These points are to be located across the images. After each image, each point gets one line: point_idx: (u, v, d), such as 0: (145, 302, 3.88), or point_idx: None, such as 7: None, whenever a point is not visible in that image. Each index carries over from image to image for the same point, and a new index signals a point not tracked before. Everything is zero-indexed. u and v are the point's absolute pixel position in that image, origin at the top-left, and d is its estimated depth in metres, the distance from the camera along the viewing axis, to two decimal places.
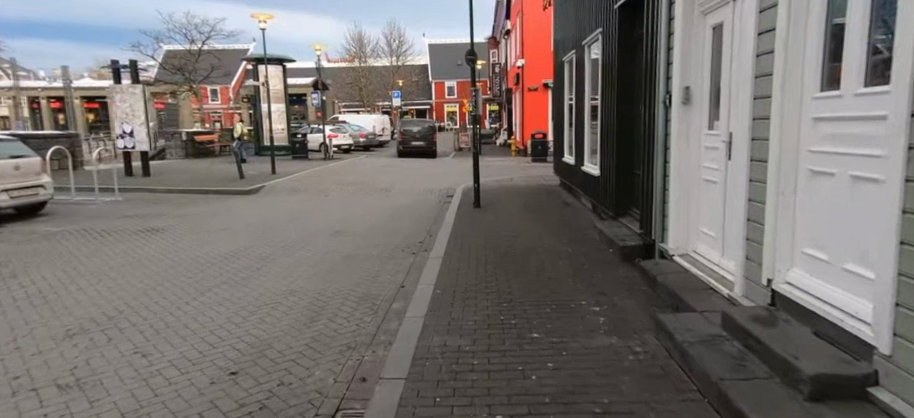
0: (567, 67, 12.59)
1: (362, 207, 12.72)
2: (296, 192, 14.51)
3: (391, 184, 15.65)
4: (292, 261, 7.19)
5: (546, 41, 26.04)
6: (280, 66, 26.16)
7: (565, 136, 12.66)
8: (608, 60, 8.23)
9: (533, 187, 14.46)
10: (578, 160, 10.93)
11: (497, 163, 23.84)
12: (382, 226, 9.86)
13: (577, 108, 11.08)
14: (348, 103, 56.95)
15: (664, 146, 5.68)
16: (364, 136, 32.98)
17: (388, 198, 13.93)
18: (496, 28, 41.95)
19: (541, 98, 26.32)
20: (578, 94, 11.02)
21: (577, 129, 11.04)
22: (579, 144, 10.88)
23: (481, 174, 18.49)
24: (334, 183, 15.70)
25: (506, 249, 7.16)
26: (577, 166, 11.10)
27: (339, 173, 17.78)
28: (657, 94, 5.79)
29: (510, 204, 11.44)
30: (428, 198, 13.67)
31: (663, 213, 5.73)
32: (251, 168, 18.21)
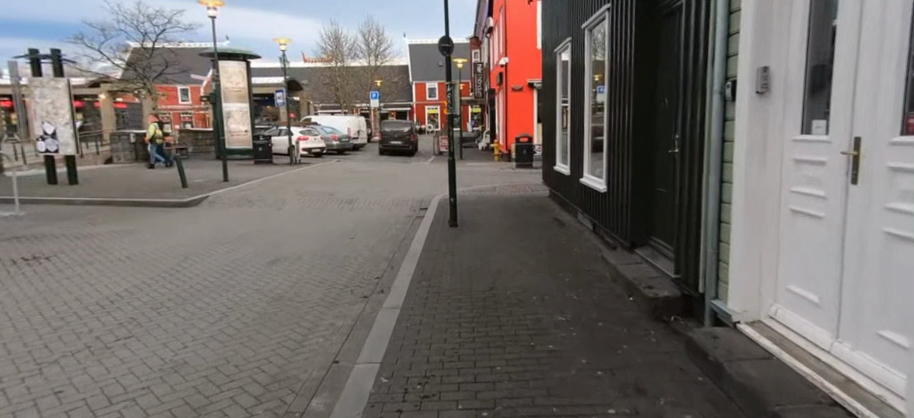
0: (559, 61, 10.85)
1: (320, 222, 10.84)
2: (246, 204, 12.56)
3: (358, 194, 13.74)
4: (197, 308, 5.28)
5: (530, 39, 24.26)
6: (245, 63, 24.50)
7: (558, 142, 10.87)
8: (617, 47, 6.46)
9: (519, 199, 12.65)
10: (575, 171, 9.14)
11: (479, 169, 22.06)
12: (334, 252, 7.97)
13: (573, 109, 9.32)
14: (325, 105, 54.92)
15: (720, 159, 3.87)
16: (337, 139, 31.03)
17: (352, 211, 12.03)
18: (478, 28, 40.25)
19: (527, 99, 24.60)
20: (574, 93, 9.26)
21: (573, 134, 9.28)
22: (576, 153, 9.07)
23: (461, 182, 16.67)
24: (292, 193, 13.75)
25: (486, 295, 5.31)
26: (573, 180, 9.30)
27: (300, 181, 15.84)
28: (708, 82, 3.97)
29: (493, 221, 9.64)
30: (398, 212, 11.82)
31: (717, 256, 3.93)
32: (202, 175, 16.17)
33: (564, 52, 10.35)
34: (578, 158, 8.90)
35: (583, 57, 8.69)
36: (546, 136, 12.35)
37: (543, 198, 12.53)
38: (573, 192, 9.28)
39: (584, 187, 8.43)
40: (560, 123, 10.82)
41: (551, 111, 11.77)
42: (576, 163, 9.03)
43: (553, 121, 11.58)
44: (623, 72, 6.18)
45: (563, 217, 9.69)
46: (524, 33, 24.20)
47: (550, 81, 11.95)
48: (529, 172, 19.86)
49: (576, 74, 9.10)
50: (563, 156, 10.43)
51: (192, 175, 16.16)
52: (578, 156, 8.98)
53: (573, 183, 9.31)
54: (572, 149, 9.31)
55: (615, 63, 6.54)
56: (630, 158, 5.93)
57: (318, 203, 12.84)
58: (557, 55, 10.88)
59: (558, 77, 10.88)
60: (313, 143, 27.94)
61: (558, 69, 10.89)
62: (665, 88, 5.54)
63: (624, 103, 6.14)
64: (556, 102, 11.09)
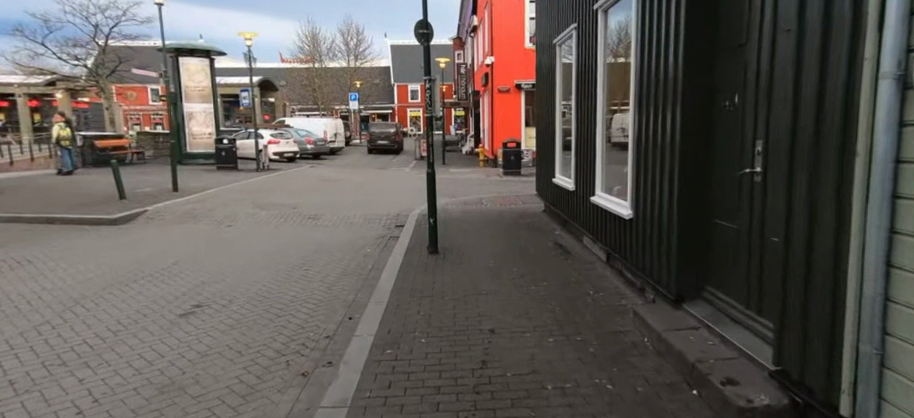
0: (559, 57, 9.25)
1: (274, 245, 9.09)
2: (191, 220, 10.76)
3: (324, 208, 11.99)
4: (45, 405, 3.56)
5: (518, 35, 22.64)
6: (208, 59, 22.56)
7: (558, 151, 9.27)
8: (649, 30, 4.83)
9: (510, 215, 10.99)
10: (582, 186, 7.53)
11: (465, 175, 20.44)
12: (278, 292, 6.24)
13: (579, 112, 7.72)
14: (303, 106, 53.01)
15: (893, 193, 2.21)
16: (313, 143, 29.22)
17: (316, 229, 10.31)
18: (462, 28, 38.72)
19: (514, 100, 23.01)
20: (581, 93, 7.65)
21: (580, 140, 7.67)
22: (583, 162, 7.45)
23: (443, 192, 15.02)
24: (248, 206, 11.96)
25: (476, 380, 3.62)
26: (579, 196, 7.69)
27: (262, 191, 14.07)
28: (865, 59, 2.31)
29: (481, 245, 8.01)
30: (370, 231, 10.13)
31: (882, 359, 2.27)
32: (149, 184, 14.28)
33: (567, 45, 8.76)
34: (588, 169, 7.27)
35: (592, 49, 7.08)
36: (543, 145, 10.76)
37: (539, 213, 10.91)
38: (580, 213, 7.67)
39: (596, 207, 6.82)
40: (562, 129, 9.20)
41: (549, 114, 10.16)
42: (585, 177, 7.40)
43: (551, 125, 9.96)
44: (661, 63, 4.56)
45: (567, 241, 8.06)
46: (511, 30, 22.58)
47: (548, 79, 10.36)
48: (518, 180, 18.22)
49: (583, 72, 7.50)
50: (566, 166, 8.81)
51: (137, 184, 14.25)
52: (585, 166, 7.36)
53: (579, 201, 7.72)
54: (579, 160, 7.71)
55: (646, 50, 4.90)
56: (676, 178, 4.27)
57: (276, 219, 11.08)
58: (557, 50, 9.28)
59: (558, 74, 9.29)
60: (285, 147, 26.03)
61: (558, 66, 9.30)
62: (729, 80, 3.90)
63: (664, 104, 4.50)
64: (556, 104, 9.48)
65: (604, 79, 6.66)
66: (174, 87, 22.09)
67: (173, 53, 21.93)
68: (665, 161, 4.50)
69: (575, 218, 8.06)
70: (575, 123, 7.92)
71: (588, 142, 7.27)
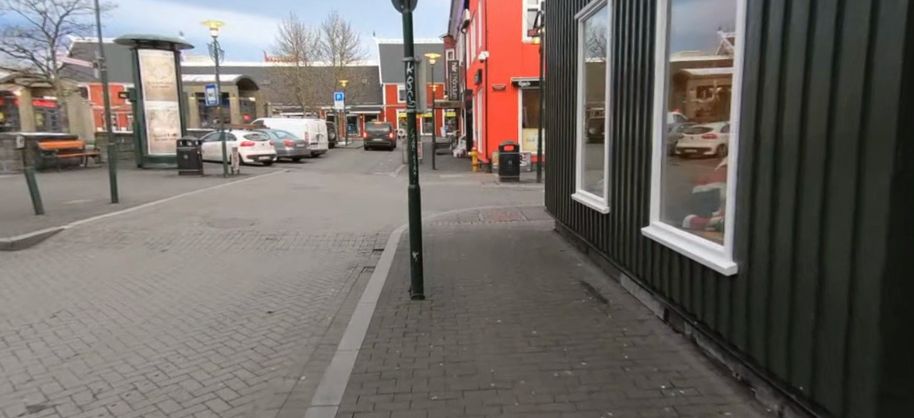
0: (581, 48, 7.37)
1: (209, 280, 7.02)
2: (116, 239, 8.69)
3: (288, 226, 9.93)
4: None
5: (515, 29, 20.61)
6: (172, 52, 20.40)
7: (579, 163, 7.41)
8: (797, 72, 3.56)
9: (514, 236, 9.00)
10: (636, 208, 5.64)
11: (456, 183, 18.47)
12: (178, 379, 4.31)
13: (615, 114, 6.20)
14: (287, 107, 50.85)
15: None
16: (292, 145, 27.11)
17: (272, 256, 8.30)
18: (453, 26, 36.81)
19: (511, 100, 21.00)
20: (622, 94, 6.03)
21: (616, 149, 6.17)
22: (630, 177, 5.81)
23: (433, 204, 13.05)
24: (195, 223, 9.88)
25: None
26: (628, 222, 5.81)
27: (218, 203, 11.99)
28: None
29: (483, 286, 6.02)
30: (341, 260, 8.15)
31: None
32: (85, 195, 12.16)
33: (597, 32, 6.91)
34: (644, 186, 5.52)
35: (647, 34, 5.40)
36: (557, 152, 8.83)
37: (548, 233, 9.00)
38: (630, 245, 5.73)
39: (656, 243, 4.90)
40: (585, 136, 7.31)
41: (564, 117, 8.25)
42: (638, 199, 5.64)
43: (567, 131, 8.07)
44: (833, 117, 3.28)
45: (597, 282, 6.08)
46: (507, 23, 20.56)
47: (561, 77, 8.49)
48: (517, 188, 16.20)
49: (629, 67, 5.82)
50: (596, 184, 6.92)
51: (70, 195, 12.12)
52: (638, 184, 5.64)
53: (627, 228, 5.82)
54: (618, 174, 6.09)
55: (792, 93, 3.60)
56: (875, 289, 3.02)
57: (225, 240, 9.00)
58: (576, 40, 7.42)
59: (578, 70, 7.42)
60: (260, 149, 23.91)
61: (578, 60, 7.41)
62: None
63: (834, 180, 3.28)
64: (575, 106, 7.59)
65: (665, 72, 5.19)
66: (133, 82, 19.91)
67: (132, 44, 19.73)
68: (837, 257, 3.27)
69: (613, 251, 6.15)
70: (608, 129, 6.41)
71: (640, 150, 5.59)
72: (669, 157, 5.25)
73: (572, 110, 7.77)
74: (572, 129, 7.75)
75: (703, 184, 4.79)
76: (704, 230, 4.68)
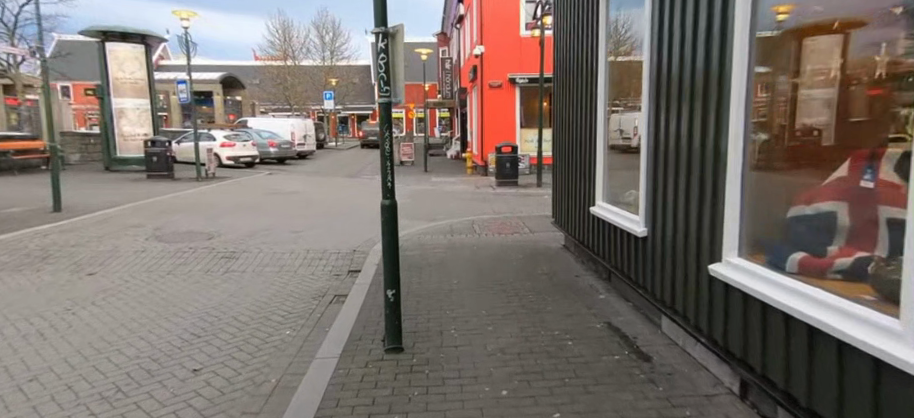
0: (605, 37, 5.86)
1: (136, 311, 5.60)
2: (38, 259, 7.24)
3: (251, 241, 8.50)
4: None
5: (511, 22, 19.28)
6: (143, 45, 18.93)
7: (601, 175, 5.93)
8: None
9: (517, 254, 7.60)
10: (699, 235, 4.20)
11: (450, 186, 17.07)
12: (149, 387, 3.92)
13: (661, 114, 4.79)
14: (275, 107, 49.34)
15: None
16: (275, 146, 25.64)
17: (225, 280, 6.89)
18: (446, 22, 35.50)
19: (507, 98, 19.64)
20: (677, 89, 4.52)
21: (661, 156, 4.79)
22: (687, 194, 4.37)
23: (424, 212, 11.67)
24: (143, 237, 8.45)
25: None
26: (683, 254, 4.38)
27: (177, 212, 10.54)
28: None
29: (481, 330, 4.63)
30: (308, 285, 6.76)
31: None
32: (23, 203, 10.66)
33: (635, 18, 5.40)
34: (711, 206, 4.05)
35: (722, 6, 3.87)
36: (566, 158, 7.44)
37: (556, 251, 7.64)
38: (684, 285, 4.34)
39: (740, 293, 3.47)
40: (609, 136, 5.88)
41: (579, 119, 6.80)
42: (700, 224, 4.20)
43: (584, 136, 6.59)
44: None
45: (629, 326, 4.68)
46: (503, 15, 19.18)
47: (575, 72, 7.05)
48: (515, 193, 14.79)
49: (691, 55, 4.28)
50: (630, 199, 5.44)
51: (7, 203, 10.62)
52: (700, 204, 4.20)
53: (681, 262, 4.41)
54: (666, 187, 4.69)
55: None
56: None
57: (173, 257, 7.57)
58: (602, 27, 5.89)
59: (603, 66, 5.90)
60: (240, 150, 22.42)
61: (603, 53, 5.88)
62: None
63: None
64: (597, 107, 6.09)
65: (750, 52, 3.66)
66: (100, 78, 18.42)
67: (98, 36, 18.23)
68: None
69: (652, 288, 4.78)
70: (647, 132, 5.03)
71: (705, 160, 4.13)
72: (752, 168, 3.77)
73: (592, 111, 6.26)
74: (592, 134, 6.25)
75: (808, 203, 3.46)
76: (822, 279, 3.20)
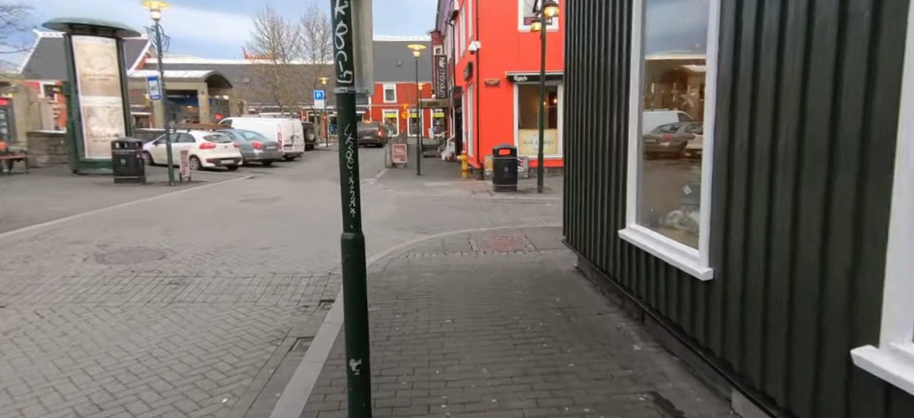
0: (640, 30, 4.52)
1: (34, 365, 4.29)
2: None
3: (208, 262, 7.20)
4: None
5: (509, 15, 18.08)
6: (113, 39, 17.57)
7: (636, 198, 4.63)
8: None
9: (523, 280, 6.35)
10: (812, 296, 2.56)
11: (444, 192, 15.83)
12: None
13: (741, 109, 3.08)
14: (265, 107, 47.97)
15: None
16: (260, 148, 24.31)
17: (165, 315, 5.58)
18: (441, 19, 34.34)
19: (505, 97, 18.42)
20: (772, 75, 2.81)
21: (739, 172, 3.11)
22: (790, 238, 2.70)
23: (415, 223, 10.42)
24: (80, 258, 7.14)
25: None
26: (781, 316, 2.78)
27: (133, 225, 9.22)
28: None
29: (484, 407, 3.38)
30: (268, 323, 5.46)
31: None
32: None
33: (688, 9, 4.08)
34: (842, 254, 2.37)
35: None
36: (585, 172, 6.07)
37: (570, 277, 6.39)
38: (782, 358, 2.77)
39: (885, 385, 2.19)
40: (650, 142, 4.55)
41: (604, 129, 5.42)
42: (819, 295, 2.53)
43: (613, 150, 5.17)
44: None
45: (687, 400, 3.40)
46: (500, 9, 17.99)
47: (596, 72, 5.66)
48: (515, 200, 13.56)
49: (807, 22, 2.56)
50: (679, 222, 4.17)
51: None
52: (816, 257, 2.53)
53: (776, 327, 2.81)
54: (751, 217, 3.02)
55: None
56: None
57: (109, 284, 6.27)
58: (635, 20, 4.53)
59: (638, 71, 4.57)
60: (221, 152, 21.07)
61: (637, 54, 4.55)
62: None
63: None
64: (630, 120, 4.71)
65: None
66: (66, 74, 17.05)
67: (64, 29, 16.85)
68: None
69: (709, 345, 3.43)
70: (712, 140, 3.39)
71: (827, 181, 2.45)
72: None
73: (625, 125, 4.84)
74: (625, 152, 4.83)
75: None
76: None
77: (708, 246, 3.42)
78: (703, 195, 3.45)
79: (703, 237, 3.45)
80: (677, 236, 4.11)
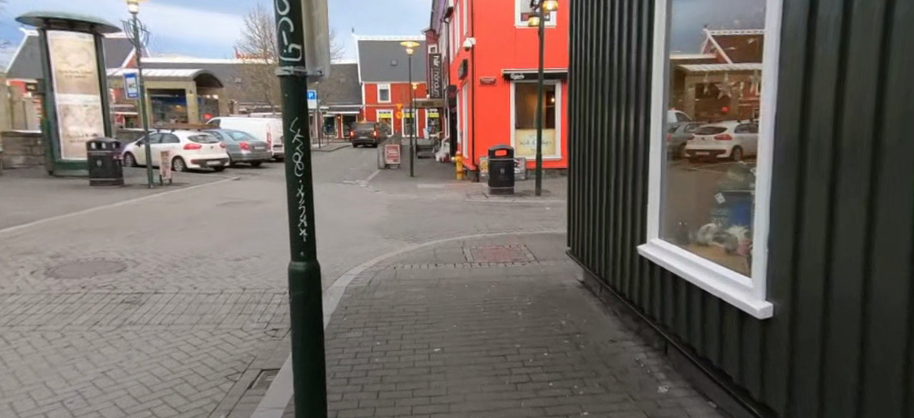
0: (663, 21, 3.78)
1: None
2: None
3: (172, 275, 6.44)
4: None
5: (506, 11, 17.38)
6: (92, 34, 16.78)
7: (657, 216, 3.92)
8: None
9: (524, 298, 5.62)
10: None
11: (438, 194, 15.11)
12: None
13: (817, 70, 2.35)
14: (256, 106, 47.11)
15: None
16: (249, 148, 23.54)
17: (111, 340, 4.83)
18: (436, 17, 33.61)
19: (501, 96, 17.72)
20: (873, 64, 2.07)
21: (814, 151, 2.36)
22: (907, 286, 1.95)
23: (406, 229, 9.70)
24: (27, 272, 6.37)
25: None
26: (895, 340, 2.02)
27: (96, 233, 8.44)
28: None
29: None
30: (229, 349, 4.71)
31: None
32: None
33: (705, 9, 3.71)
34: None
35: None
36: (592, 177, 5.38)
37: (576, 294, 5.67)
38: (897, 397, 2.01)
39: None
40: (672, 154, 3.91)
41: (614, 131, 4.72)
42: None
43: (627, 154, 4.47)
44: None
45: None
46: (497, 4, 17.30)
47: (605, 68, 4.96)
48: (512, 203, 12.86)
49: None
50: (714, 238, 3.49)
51: None
52: None
53: (887, 357, 2.06)
54: (834, 253, 2.28)
55: None
56: None
57: (53, 303, 5.51)
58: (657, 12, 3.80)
59: (662, 71, 3.86)
60: (207, 153, 20.29)
61: (661, 50, 3.83)
62: None
63: None
64: (650, 125, 4.01)
65: None
66: (41, 71, 16.25)
67: (39, 23, 16.04)
68: None
69: (769, 402, 2.71)
70: (770, 143, 2.64)
71: None
72: None
73: (644, 128, 4.11)
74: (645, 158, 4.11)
75: None
76: None
77: (764, 282, 2.69)
78: (758, 188, 2.72)
79: (757, 271, 2.72)
80: (708, 254, 3.42)
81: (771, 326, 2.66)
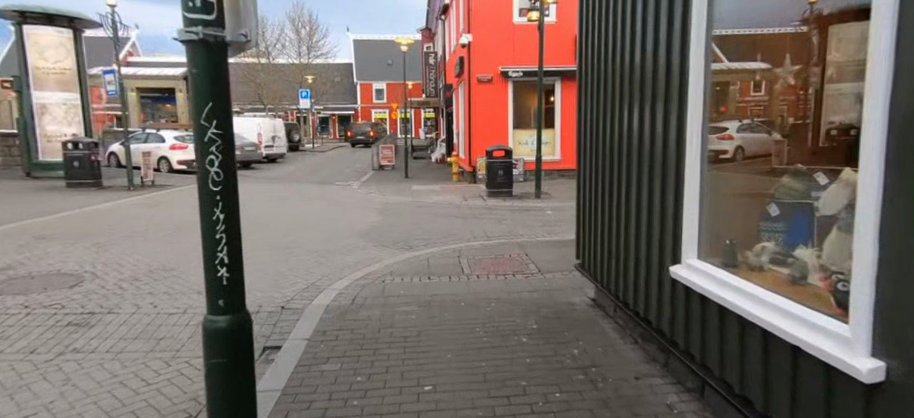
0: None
1: None
2: None
3: (132, 292, 5.74)
4: None
5: (504, 6, 16.70)
6: (70, 30, 16.04)
7: (698, 228, 3.19)
8: None
9: (528, 319, 4.92)
10: None
11: (433, 196, 14.42)
12: None
13: None
14: (250, 106, 46.35)
15: None
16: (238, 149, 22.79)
17: (44, 373, 4.11)
18: (432, 15, 32.91)
19: (498, 94, 17.04)
20: None
21: None
22: None
23: (398, 236, 9.01)
24: None
25: None
26: None
27: (57, 241, 7.71)
28: None
29: None
30: (183, 384, 4.00)
31: None
32: None
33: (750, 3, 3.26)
34: None
35: None
36: (607, 184, 4.66)
37: (586, 314, 4.98)
38: None
39: None
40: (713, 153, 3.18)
41: (637, 131, 3.99)
42: None
43: (653, 157, 3.74)
44: None
45: None
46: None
47: (624, 56, 4.23)
48: (510, 206, 12.20)
49: None
50: (771, 261, 2.85)
51: None
52: None
53: None
54: None
55: None
56: None
57: None
58: None
59: (704, 53, 3.11)
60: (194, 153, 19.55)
61: (701, 29, 3.09)
62: None
63: None
64: (686, 123, 3.28)
65: None
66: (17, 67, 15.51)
67: (14, 18, 15.29)
68: None
69: None
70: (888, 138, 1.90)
71: None
72: None
73: (677, 126, 3.38)
74: (677, 163, 3.38)
75: None
76: None
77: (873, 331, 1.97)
78: (864, 193, 1.99)
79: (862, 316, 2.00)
80: (766, 283, 2.74)
81: (877, 390, 1.97)
